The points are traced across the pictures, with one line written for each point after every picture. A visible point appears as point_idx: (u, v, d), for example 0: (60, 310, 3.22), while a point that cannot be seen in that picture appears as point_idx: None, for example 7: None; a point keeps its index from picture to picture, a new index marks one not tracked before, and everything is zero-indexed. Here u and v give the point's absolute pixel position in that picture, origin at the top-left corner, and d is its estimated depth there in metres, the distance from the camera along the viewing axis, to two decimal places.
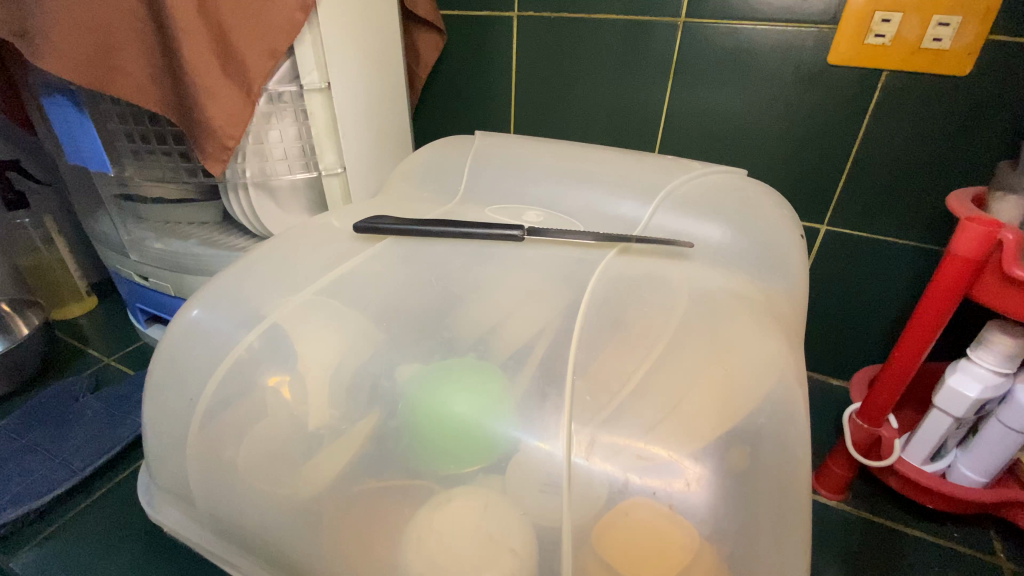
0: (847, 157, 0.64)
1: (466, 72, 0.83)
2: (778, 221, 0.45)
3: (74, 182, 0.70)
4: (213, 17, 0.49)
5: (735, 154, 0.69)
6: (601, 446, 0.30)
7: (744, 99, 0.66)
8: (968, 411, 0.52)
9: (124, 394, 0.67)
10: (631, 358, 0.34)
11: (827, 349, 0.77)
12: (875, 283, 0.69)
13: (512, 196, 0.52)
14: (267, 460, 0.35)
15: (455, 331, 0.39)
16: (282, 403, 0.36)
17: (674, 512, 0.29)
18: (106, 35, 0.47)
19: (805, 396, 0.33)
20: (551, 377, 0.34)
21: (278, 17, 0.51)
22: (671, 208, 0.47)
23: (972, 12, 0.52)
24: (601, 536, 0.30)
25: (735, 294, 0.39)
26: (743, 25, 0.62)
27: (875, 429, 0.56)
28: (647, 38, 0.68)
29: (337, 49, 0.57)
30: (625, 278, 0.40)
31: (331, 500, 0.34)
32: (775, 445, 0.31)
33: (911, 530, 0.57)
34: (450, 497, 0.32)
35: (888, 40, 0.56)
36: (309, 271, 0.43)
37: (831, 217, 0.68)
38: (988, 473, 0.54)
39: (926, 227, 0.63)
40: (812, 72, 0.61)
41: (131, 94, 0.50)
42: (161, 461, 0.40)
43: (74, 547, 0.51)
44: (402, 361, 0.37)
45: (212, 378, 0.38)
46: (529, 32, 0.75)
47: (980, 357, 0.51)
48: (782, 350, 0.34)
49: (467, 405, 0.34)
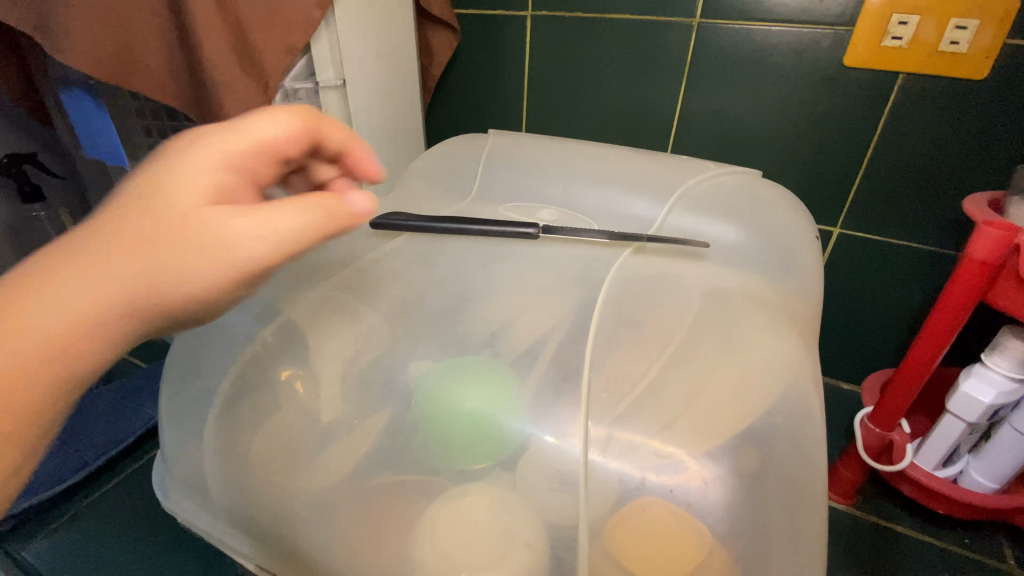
0: (861, 159, 0.64)
1: (480, 71, 0.83)
2: (793, 222, 0.45)
3: (90, 176, 0.71)
4: (232, 14, 0.49)
5: (748, 155, 0.69)
6: (617, 443, 0.30)
7: (758, 100, 0.66)
8: (981, 416, 0.51)
9: (137, 385, 0.68)
10: (646, 357, 0.34)
11: (838, 352, 0.76)
12: (887, 286, 0.69)
13: (525, 195, 0.52)
14: (281, 452, 0.36)
15: (470, 327, 0.39)
16: (297, 396, 0.37)
17: (689, 510, 0.29)
18: (127, 30, 0.48)
19: (820, 397, 0.33)
20: (567, 374, 0.34)
21: (296, 13, 0.51)
22: (686, 209, 0.46)
23: (990, 16, 0.52)
24: (616, 533, 0.30)
25: (749, 294, 0.39)
26: (758, 25, 0.62)
27: (886, 434, 0.56)
28: (662, 38, 0.68)
29: (353, 46, 0.58)
30: (642, 277, 0.40)
31: (345, 492, 0.34)
32: (789, 445, 0.31)
33: (923, 536, 0.57)
34: (464, 492, 0.33)
35: (905, 43, 0.56)
36: (324, 266, 0.44)
37: (844, 220, 0.68)
38: (1000, 479, 0.53)
39: (939, 231, 0.63)
40: (827, 73, 0.61)
41: (152, 89, 0.51)
42: (176, 453, 0.40)
43: (87, 538, 0.52)
44: (415, 356, 0.38)
45: (229, 371, 0.39)
46: (542, 31, 0.75)
47: (994, 362, 0.50)
48: (797, 351, 0.34)
49: (482, 401, 0.34)
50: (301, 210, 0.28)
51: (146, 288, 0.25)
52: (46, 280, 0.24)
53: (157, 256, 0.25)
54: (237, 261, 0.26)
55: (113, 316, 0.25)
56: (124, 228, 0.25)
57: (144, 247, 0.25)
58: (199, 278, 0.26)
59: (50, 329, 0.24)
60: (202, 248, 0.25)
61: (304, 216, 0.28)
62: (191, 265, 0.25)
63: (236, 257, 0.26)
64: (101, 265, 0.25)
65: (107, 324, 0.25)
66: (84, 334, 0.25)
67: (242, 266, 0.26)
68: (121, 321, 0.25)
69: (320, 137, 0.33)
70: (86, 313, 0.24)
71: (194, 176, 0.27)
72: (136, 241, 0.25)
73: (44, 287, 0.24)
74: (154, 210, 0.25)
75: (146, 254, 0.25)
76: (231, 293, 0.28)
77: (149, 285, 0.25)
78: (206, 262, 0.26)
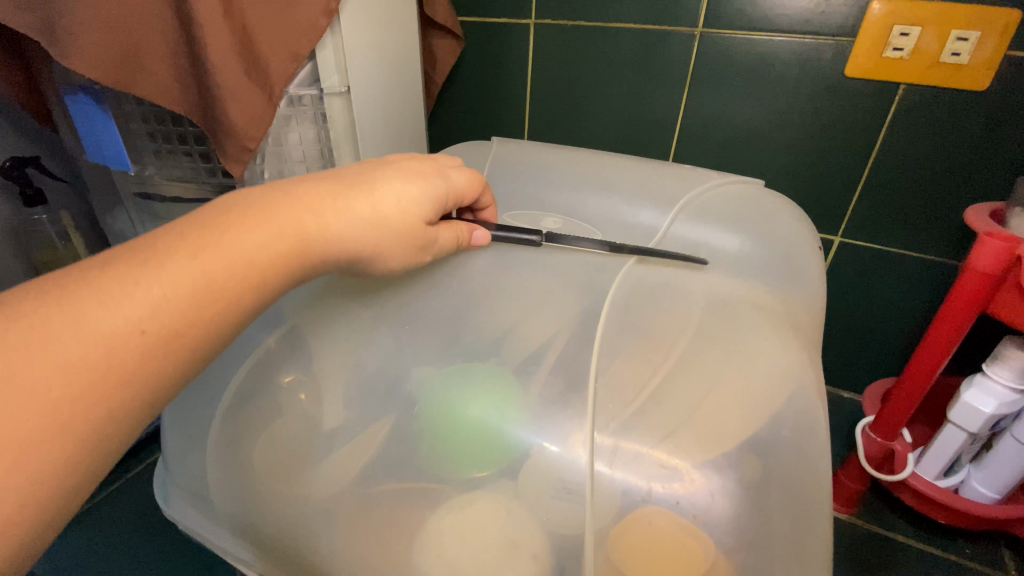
0: (864, 169, 0.64)
1: (483, 78, 0.83)
2: (797, 231, 0.45)
3: (92, 180, 0.71)
4: (238, 21, 0.49)
5: (751, 164, 0.69)
6: (623, 454, 0.30)
7: (761, 109, 0.66)
8: (983, 426, 0.52)
9: None
10: (650, 366, 0.34)
11: (839, 360, 0.76)
12: (888, 295, 0.69)
13: (529, 202, 0.52)
14: (286, 459, 0.36)
15: (475, 335, 0.39)
16: (300, 403, 0.37)
17: (696, 523, 0.29)
18: (133, 36, 0.48)
19: (825, 407, 0.33)
20: (572, 384, 0.34)
21: (302, 21, 0.51)
22: (690, 218, 0.46)
23: (991, 28, 0.53)
24: (621, 543, 0.29)
25: (753, 303, 0.39)
26: (760, 35, 0.62)
27: (888, 443, 0.56)
28: (665, 47, 0.68)
29: (356, 53, 0.58)
30: (645, 285, 0.40)
31: (350, 498, 0.34)
32: (794, 456, 0.31)
33: (925, 545, 0.57)
34: (469, 502, 0.32)
35: (907, 54, 0.57)
36: None
37: (847, 228, 0.68)
38: (1002, 490, 0.53)
39: (941, 240, 0.63)
40: (829, 83, 0.61)
41: (155, 95, 0.51)
42: (180, 458, 0.40)
43: (88, 543, 0.52)
44: (417, 363, 0.38)
45: (233, 378, 0.39)
46: (546, 39, 0.75)
47: (996, 372, 0.51)
48: (801, 362, 0.34)
49: (486, 409, 0.35)
50: (453, 233, 0.38)
51: (340, 259, 0.32)
52: (261, 225, 0.30)
53: (365, 241, 0.33)
54: (412, 258, 0.35)
55: (301, 270, 0.31)
56: (342, 209, 0.32)
57: (358, 228, 0.32)
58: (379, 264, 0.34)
59: (254, 265, 0.29)
60: (394, 244, 0.34)
61: (452, 238, 0.38)
62: (382, 253, 0.34)
63: (411, 257, 0.35)
64: (314, 230, 0.31)
65: (292, 272, 0.31)
66: (271, 276, 0.30)
67: (412, 261, 0.36)
68: (303, 274, 0.31)
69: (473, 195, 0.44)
70: (282, 259, 0.30)
71: (415, 191, 0.35)
72: (358, 223, 0.32)
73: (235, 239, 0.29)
74: (375, 206, 0.33)
75: (352, 236, 0.32)
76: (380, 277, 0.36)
77: (346, 255, 0.32)
78: (392, 255, 0.34)
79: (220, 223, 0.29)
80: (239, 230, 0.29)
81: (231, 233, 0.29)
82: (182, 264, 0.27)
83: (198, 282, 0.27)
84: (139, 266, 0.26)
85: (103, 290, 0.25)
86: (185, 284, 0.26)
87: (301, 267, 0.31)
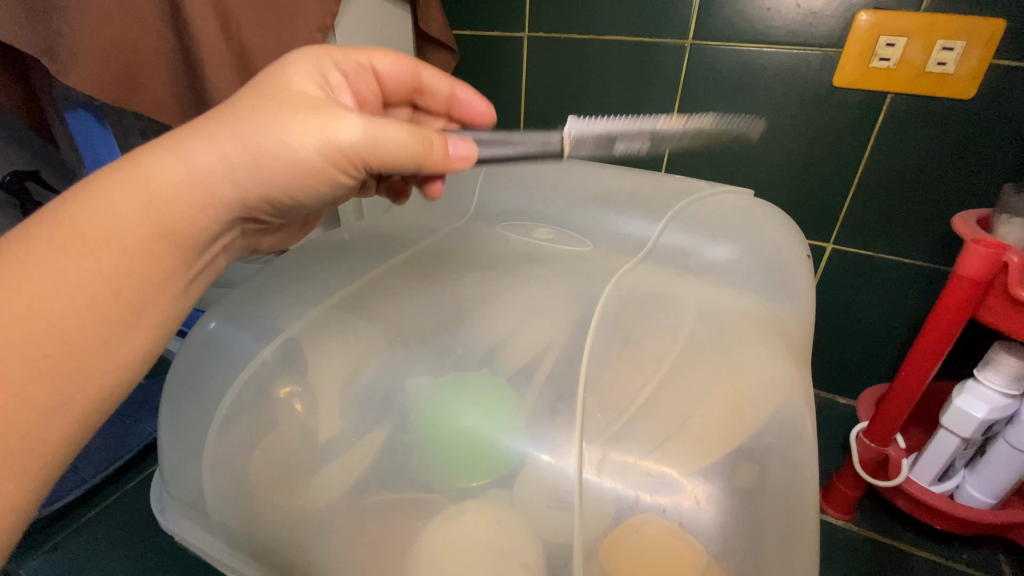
0: (854, 176, 0.64)
1: (478, 89, 0.84)
2: (784, 239, 0.46)
3: None
4: (235, 39, 0.50)
5: (743, 173, 0.70)
6: (612, 463, 0.31)
7: (751, 119, 0.67)
8: (976, 431, 0.52)
9: (136, 400, 0.68)
10: (640, 375, 0.35)
11: (834, 367, 0.77)
12: (882, 302, 0.70)
13: (522, 214, 0.53)
14: (277, 470, 0.36)
15: (468, 347, 0.40)
16: (293, 414, 0.37)
17: (683, 529, 0.29)
18: (132, 53, 0.49)
19: (813, 414, 0.33)
20: (563, 394, 0.34)
21: (297, 38, 0.52)
22: (679, 228, 0.47)
23: (976, 37, 0.54)
24: (611, 552, 0.30)
25: (741, 311, 0.39)
26: (748, 46, 0.63)
27: (882, 448, 0.57)
28: (657, 58, 0.69)
29: None
30: (636, 295, 0.41)
31: (343, 510, 0.34)
32: (783, 465, 0.31)
33: (920, 550, 0.57)
34: (461, 511, 0.33)
35: (893, 64, 0.58)
36: (325, 288, 0.45)
37: (838, 235, 0.68)
38: (997, 494, 0.53)
39: (932, 246, 0.64)
40: (818, 93, 0.62)
41: (153, 111, 0.52)
42: (173, 471, 0.40)
43: (84, 556, 0.52)
44: (414, 374, 0.38)
45: (227, 393, 0.39)
46: (540, 50, 0.76)
47: (987, 378, 0.51)
48: (789, 370, 0.35)
49: (477, 419, 0.35)
50: (414, 138, 0.33)
51: (228, 167, 0.29)
52: (125, 178, 0.27)
53: (242, 134, 0.29)
54: (322, 143, 0.30)
55: (196, 198, 0.29)
56: (204, 125, 0.29)
57: (242, 126, 0.29)
58: (281, 155, 0.30)
59: (135, 211, 0.27)
60: (280, 124, 0.30)
61: (413, 141, 0.32)
62: (275, 143, 0.29)
63: (316, 140, 0.30)
64: (183, 158, 0.28)
65: (190, 210, 0.28)
66: (167, 212, 0.28)
67: (324, 146, 0.30)
68: (201, 206, 0.29)
69: (418, 81, 0.47)
70: (169, 196, 0.28)
71: (293, 84, 0.32)
72: (236, 121, 0.29)
73: (95, 197, 0.27)
74: (243, 104, 0.30)
75: (224, 142, 0.29)
76: (306, 185, 0.31)
77: (231, 165, 0.29)
78: (288, 144, 0.30)
79: (99, 181, 0.28)
80: (105, 187, 0.27)
81: (107, 187, 0.27)
82: (64, 228, 0.26)
83: (76, 241, 0.26)
84: (25, 240, 0.26)
85: (13, 265, 0.25)
86: (51, 247, 0.26)
87: (197, 208, 0.29)
